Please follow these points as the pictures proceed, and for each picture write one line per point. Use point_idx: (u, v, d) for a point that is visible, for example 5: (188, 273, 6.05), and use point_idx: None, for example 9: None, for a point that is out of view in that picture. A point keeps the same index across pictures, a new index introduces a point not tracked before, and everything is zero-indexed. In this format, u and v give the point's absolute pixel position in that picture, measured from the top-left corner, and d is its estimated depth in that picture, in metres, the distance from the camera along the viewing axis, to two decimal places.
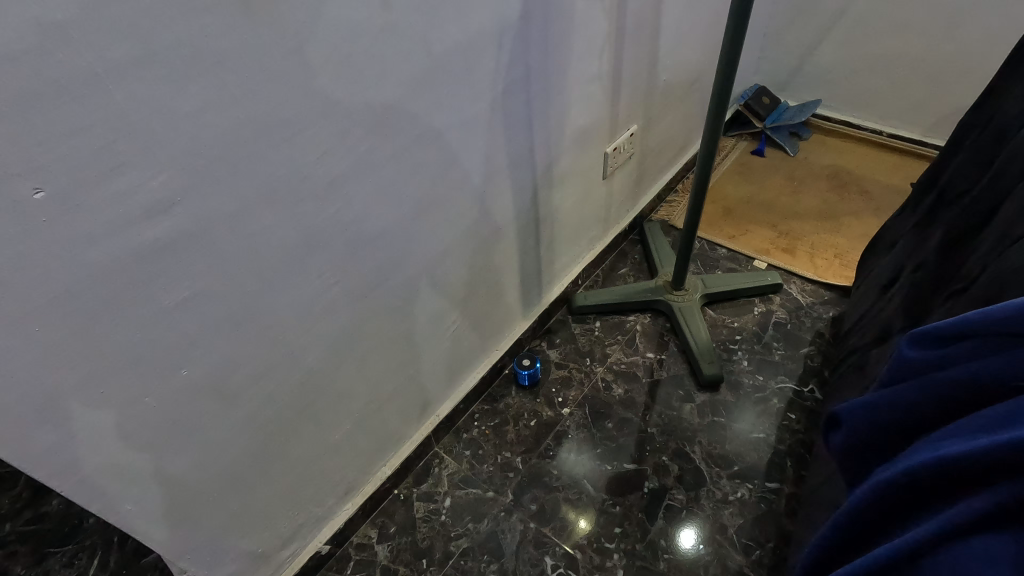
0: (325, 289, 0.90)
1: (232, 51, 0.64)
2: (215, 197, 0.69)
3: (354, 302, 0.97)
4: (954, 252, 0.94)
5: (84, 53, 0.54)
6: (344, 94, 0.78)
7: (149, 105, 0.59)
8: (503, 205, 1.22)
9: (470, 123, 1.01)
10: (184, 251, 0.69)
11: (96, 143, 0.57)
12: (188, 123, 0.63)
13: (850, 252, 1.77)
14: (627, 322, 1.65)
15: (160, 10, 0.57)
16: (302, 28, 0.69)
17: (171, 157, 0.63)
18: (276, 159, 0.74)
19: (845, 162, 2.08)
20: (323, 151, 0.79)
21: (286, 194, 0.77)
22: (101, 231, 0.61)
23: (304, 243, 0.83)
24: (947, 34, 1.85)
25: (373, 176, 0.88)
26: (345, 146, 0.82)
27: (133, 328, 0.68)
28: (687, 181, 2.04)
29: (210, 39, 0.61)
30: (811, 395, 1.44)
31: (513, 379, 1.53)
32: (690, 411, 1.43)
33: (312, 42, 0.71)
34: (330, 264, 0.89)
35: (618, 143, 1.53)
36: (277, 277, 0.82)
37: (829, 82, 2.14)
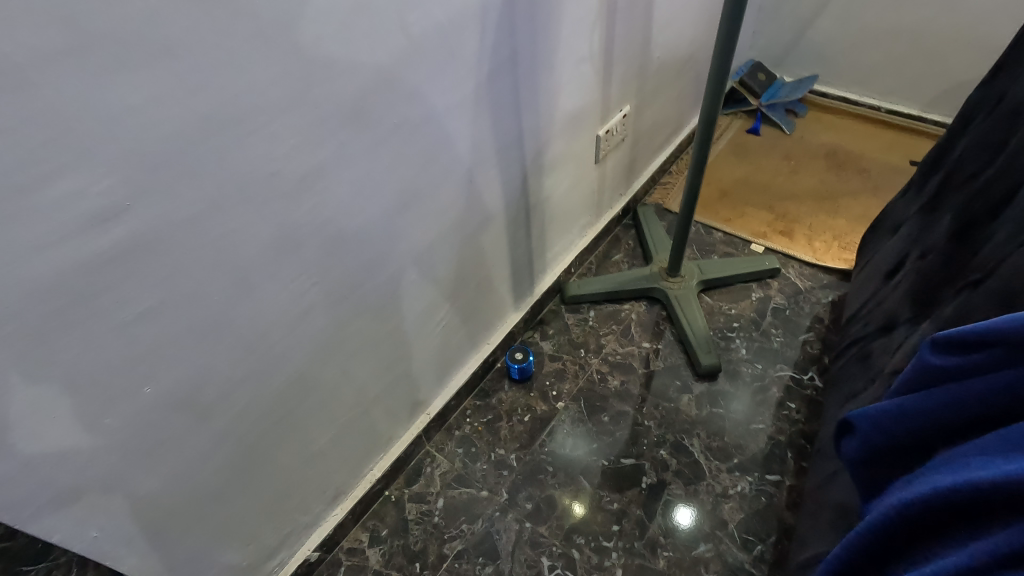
0: (302, 293, 0.84)
1: (181, 38, 0.57)
2: (171, 201, 0.63)
3: (335, 304, 0.91)
4: (965, 240, 0.90)
5: (3, 44, 0.47)
6: (314, 81, 0.71)
7: (88, 100, 0.53)
8: (491, 195, 1.16)
9: (454, 109, 0.95)
10: (142, 261, 0.63)
11: (28, 143, 0.51)
12: (135, 120, 0.57)
13: (849, 234, 1.72)
14: (622, 311, 1.60)
15: None
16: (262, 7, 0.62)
17: (118, 158, 0.57)
18: (240, 157, 0.67)
19: (843, 139, 2.03)
20: (293, 145, 0.73)
21: (255, 193, 0.71)
22: (40, 243, 0.54)
23: (277, 246, 0.77)
24: (949, 5, 1.78)
25: (350, 170, 0.82)
26: (317, 140, 0.75)
27: (89, 346, 0.62)
28: (681, 162, 1.98)
29: (155, 23, 0.54)
30: (811, 383, 1.41)
31: (505, 373, 1.48)
32: (687, 402, 1.39)
33: (275, 25, 0.64)
34: (307, 265, 0.83)
35: (610, 125, 1.46)
36: (249, 283, 0.76)
37: (826, 57, 2.07)
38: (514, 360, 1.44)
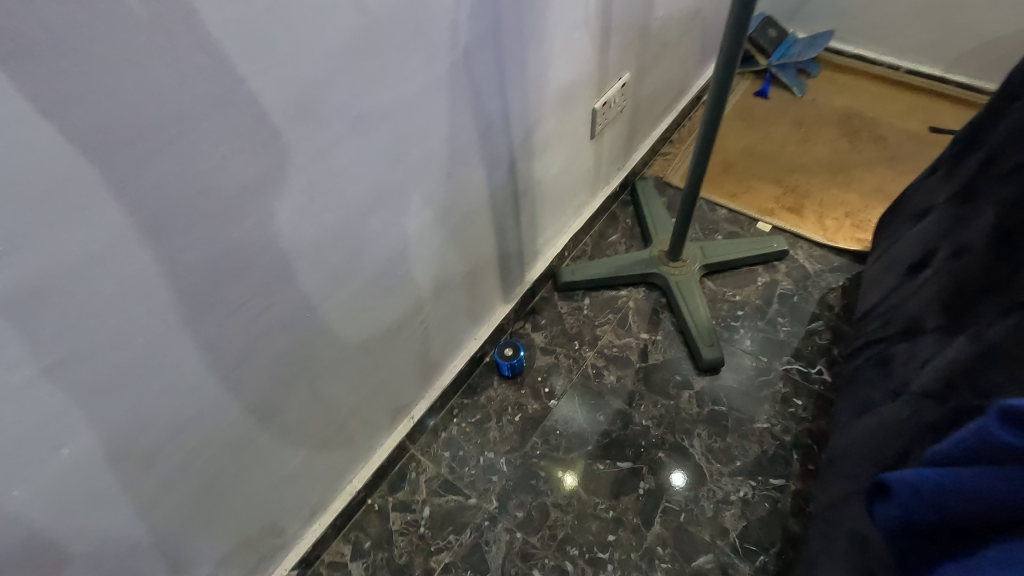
0: (255, 318, 0.73)
1: (48, 34, 0.43)
2: (66, 238, 0.51)
3: (295, 325, 0.80)
4: (1012, 246, 0.79)
5: None
6: (245, 75, 0.57)
7: None
8: (474, 186, 1.03)
9: (426, 95, 0.81)
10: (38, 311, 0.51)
11: None
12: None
13: (862, 211, 1.61)
14: (619, 298, 1.50)
15: None
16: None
17: None
18: (154, 176, 0.55)
19: (858, 103, 1.88)
20: (225, 155, 0.60)
21: (179, 214, 0.58)
22: None
23: (216, 271, 0.65)
24: None
25: (302, 175, 0.69)
26: (256, 145, 0.62)
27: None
28: (683, 130, 1.83)
29: (10, 15, 0.41)
30: (819, 377, 1.32)
31: (494, 369, 1.39)
32: (688, 399, 1.31)
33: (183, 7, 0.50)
34: (256, 287, 0.71)
35: (608, 97, 1.31)
36: (183, 316, 0.64)
37: (843, 10, 1.89)
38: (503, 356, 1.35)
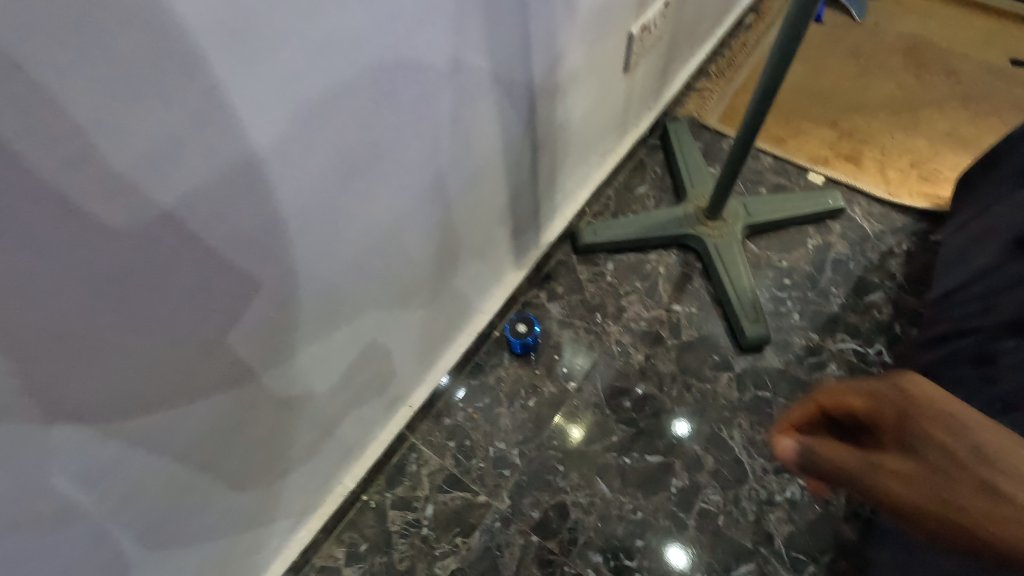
0: (196, 327, 0.54)
1: None
2: None
3: (258, 330, 0.62)
4: None
5: None
6: None
7: None
8: (486, 135, 0.82)
9: (424, 14, 0.58)
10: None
11: None
12: None
13: (931, 161, 1.38)
14: (648, 262, 1.30)
15: None
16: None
17: None
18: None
19: (928, 29, 1.60)
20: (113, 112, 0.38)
21: (50, 198, 0.38)
22: None
23: (129, 276, 0.45)
24: None
25: (247, 130, 0.48)
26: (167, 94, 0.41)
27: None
28: (723, 61, 1.57)
29: None
30: (878, 359, 1.15)
31: (504, 345, 1.21)
32: (727, 383, 1.15)
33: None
34: (194, 289, 0.51)
35: (647, 19, 1.06)
36: (83, 338, 0.45)
37: None
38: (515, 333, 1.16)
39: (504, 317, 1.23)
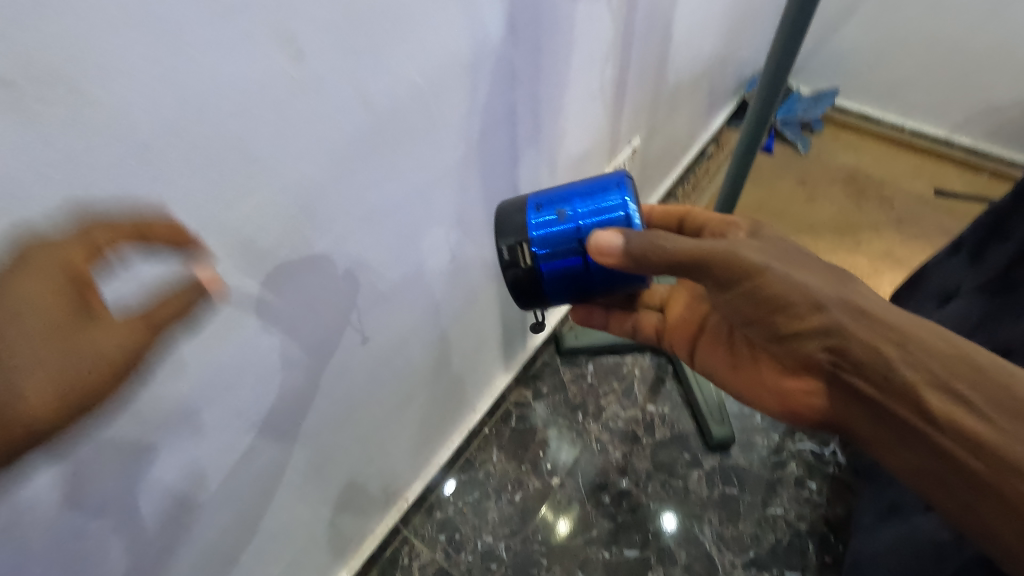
0: (234, 461, 0.68)
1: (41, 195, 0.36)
2: None
3: (286, 446, 0.76)
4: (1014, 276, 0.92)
5: None
6: (240, 196, 0.49)
7: None
8: (481, 265, 0.97)
9: (430, 186, 0.73)
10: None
11: None
12: None
13: (872, 277, 1.56)
14: (623, 365, 1.42)
15: None
16: (107, 45, 0.36)
17: None
18: None
19: (862, 162, 1.86)
20: (191, 315, 0.52)
21: (165, 383, 0.53)
22: None
23: (179, 407, 0.56)
24: (992, 19, 1.59)
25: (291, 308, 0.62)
26: (231, 298, 0.54)
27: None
28: (689, 187, 1.80)
29: (36, 202, 0.37)
30: (834, 459, 1.26)
31: (507, 238, 0.65)
32: (698, 480, 1.25)
33: (144, 83, 0.39)
34: (219, 392, 0.60)
35: (617, 162, 1.26)
36: (100, 461, 0.51)
37: (848, 68, 1.90)
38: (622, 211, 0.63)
39: (551, 203, 0.65)
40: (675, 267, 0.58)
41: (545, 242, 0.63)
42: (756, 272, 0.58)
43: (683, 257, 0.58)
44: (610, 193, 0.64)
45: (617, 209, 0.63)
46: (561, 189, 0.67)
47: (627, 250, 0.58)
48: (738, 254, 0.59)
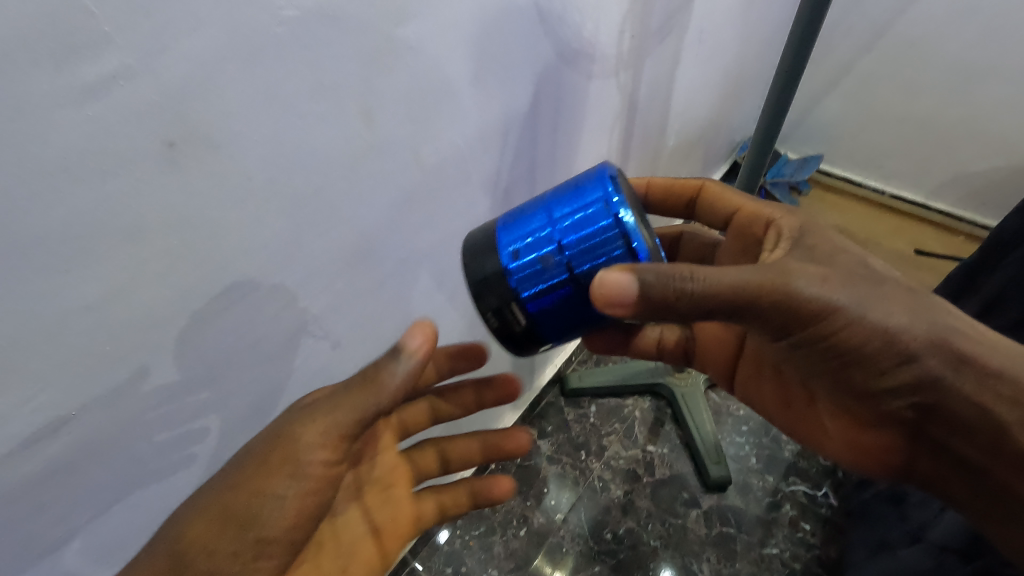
0: None
1: (167, 226, 0.46)
2: (116, 412, 0.51)
3: None
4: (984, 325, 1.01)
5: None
6: (314, 232, 0.59)
7: (77, 326, 0.44)
8: None
9: (461, 231, 0.83)
10: (40, 481, 0.48)
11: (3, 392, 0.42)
12: (89, 336, 0.45)
13: None
14: (624, 407, 1.49)
15: (102, 213, 0.41)
16: (246, 115, 0.46)
17: (72, 387, 0.46)
18: (193, 357, 0.55)
19: (846, 223, 2.00)
20: (260, 333, 0.60)
21: (230, 391, 0.61)
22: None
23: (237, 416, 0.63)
24: (959, 97, 1.76)
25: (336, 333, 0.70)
26: (291, 321, 0.63)
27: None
28: None
29: (164, 234, 0.46)
30: (826, 501, 1.32)
31: (496, 300, 0.61)
32: (695, 520, 1.30)
33: (262, 143, 0.49)
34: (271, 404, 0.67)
35: None
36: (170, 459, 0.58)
37: (831, 136, 2.06)
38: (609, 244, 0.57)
39: (527, 236, 0.60)
40: (718, 308, 0.56)
41: (527, 282, 0.59)
42: (832, 311, 0.60)
43: (731, 294, 0.55)
44: (590, 225, 0.57)
45: (598, 231, 0.57)
46: (535, 214, 0.62)
47: (644, 294, 0.53)
48: (794, 290, 0.58)
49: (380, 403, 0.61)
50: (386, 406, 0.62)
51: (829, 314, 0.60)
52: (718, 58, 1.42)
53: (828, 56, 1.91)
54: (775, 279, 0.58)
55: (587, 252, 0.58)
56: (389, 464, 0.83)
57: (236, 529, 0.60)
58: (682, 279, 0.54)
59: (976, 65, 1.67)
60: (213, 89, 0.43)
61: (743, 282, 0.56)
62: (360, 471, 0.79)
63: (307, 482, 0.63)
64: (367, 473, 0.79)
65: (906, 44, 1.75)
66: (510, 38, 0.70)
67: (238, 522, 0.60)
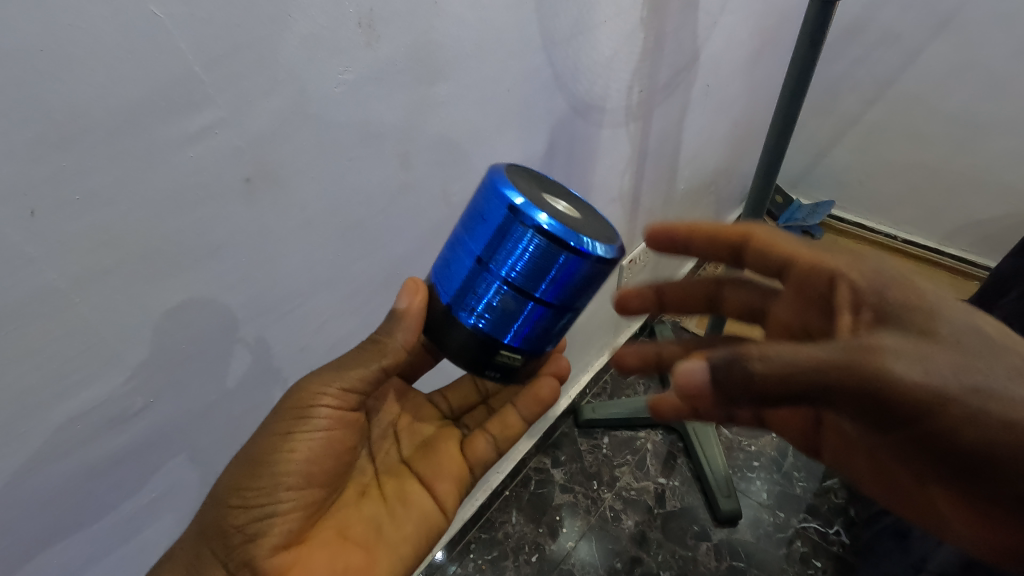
0: None
1: (236, 243, 0.55)
2: (179, 403, 0.59)
3: None
4: None
5: (102, 297, 0.48)
6: (353, 257, 0.68)
7: (163, 326, 0.53)
8: None
9: None
10: (118, 458, 0.57)
11: (100, 379, 0.51)
12: (170, 336, 0.54)
13: None
14: (636, 439, 1.53)
15: (193, 234, 0.51)
16: (306, 157, 0.56)
17: (152, 377, 0.55)
18: (247, 358, 0.64)
19: None
20: (303, 342, 0.69)
21: (272, 393, 0.70)
22: (74, 463, 0.54)
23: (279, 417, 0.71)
24: (964, 147, 1.82)
25: None
26: (329, 333, 0.72)
27: (15, 551, 0.54)
28: None
29: (235, 253, 0.55)
30: (837, 538, 1.33)
31: (474, 363, 0.57)
32: (706, 552, 1.32)
33: (316, 180, 0.59)
34: None
35: (633, 254, 1.46)
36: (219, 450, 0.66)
37: (842, 183, 2.13)
38: (541, 250, 0.51)
39: (468, 291, 0.55)
40: (796, 395, 0.45)
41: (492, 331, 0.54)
42: (968, 423, 0.45)
43: (808, 377, 0.44)
44: (513, 240, 0.51)
45: (524, 249, 0.51)
46: (461, 261, 0.56)
47: (715, 382, 0.46)
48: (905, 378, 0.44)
49: (385, 362, 0.61)
50: (392, 363, 0.62)
51: (952, 425, 0.45)
52: (726, 109, 1.52)
53: (836, 107, 2.00)
54: (861, 361, 0.45)
55: (530, 275, 0.52)
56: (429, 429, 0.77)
57: (263, 463, 0.59)
58: (742, 360, 0.45)
59: (980, 117, 1.75)
60: (284, 137, 0.53)
61: (823, 363, 0.44)
62: (400, 442, 0.75)
63: (320, 421, 0.61)
64: (409, 439, 0.75)
65: (912, 98, 1.84)
66: (529, 94, 0.81)
67: (259, 462, 0.60)
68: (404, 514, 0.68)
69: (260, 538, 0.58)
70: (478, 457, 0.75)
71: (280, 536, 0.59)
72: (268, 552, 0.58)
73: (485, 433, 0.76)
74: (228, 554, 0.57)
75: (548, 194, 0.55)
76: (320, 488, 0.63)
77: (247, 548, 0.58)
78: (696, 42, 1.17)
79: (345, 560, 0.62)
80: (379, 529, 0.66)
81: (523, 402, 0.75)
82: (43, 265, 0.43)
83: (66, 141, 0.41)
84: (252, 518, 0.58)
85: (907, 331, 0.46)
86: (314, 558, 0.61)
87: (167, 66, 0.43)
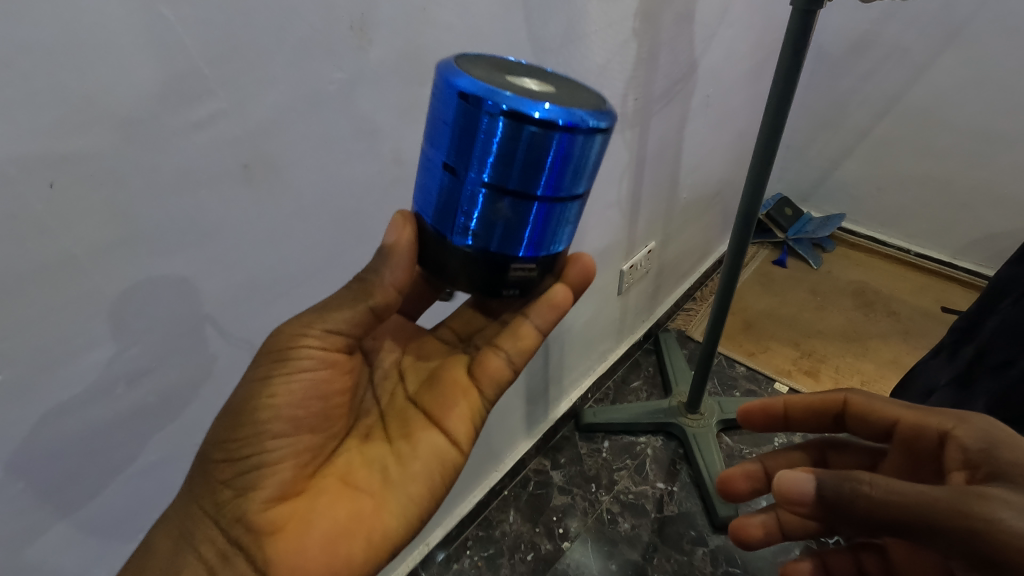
0: None
1: (236, 226, 0.60)
2: (181, 373, 0.64)
3: None
4: (976, 370, 1.04)
5: (113, 266, 0.53)
6: (347, 245, 0.73)
7: (166, 297, 0.58)
8: None
9: None
10: (124, 420, 0.62)
11: (109, 343, 0.56)
12: (173, 307, 0.59)
13: (878, 381, 1.66)
14: (636, 445, 1.54)
15: (195, 214, 0.56)
16: (302, 149, 0.62)
17: (156, 345, 0.60)
18: (245, 335, 0.68)
19: (872, 279, 2.02)
20: None
21: None
22: (82, 421, 0.59)
23: None
24: (976, 161, 1.81)
25: None
26: None
27: (27, 502, 0.58)
28: (707, 290, 1.99)
29: (234, 234, 0.61)
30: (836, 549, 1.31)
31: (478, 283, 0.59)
32: (702, 557, 1.31)
33: (311, 170, 0.64)
34: None
35: (634, 260, 1.48)
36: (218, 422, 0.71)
37: (853, 197, 2.13)
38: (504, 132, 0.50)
39: (454, 209, 0.56)
40: (895, 521, 0.54)
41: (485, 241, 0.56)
42: None
43: (905, 509, 0.53)
44: (476, 132, 0.51)
45: (488, 142, 0.51)
46: (438, 176, 0.57)
47: (822, 492, 0.58)
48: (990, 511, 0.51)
49: (372, 301, 0.63)
50: (381, 304, 0.64)
51: None
52: (729, 121, 1.55)
53: (846, 121, 2.00)
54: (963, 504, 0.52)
55: (502, 166, 0.52)
56: (435, 363, 0.78)
57: (247, 417, 0.61)
58: (853, 480, 0.57)
59: (991, 130, 1.74)
60: (280, 130, 0.59)
61: (925, 496, 0.53)
62: (404, 383, 0.76)
63: (298, 369, 0.63)
64: (415, 379, 0.76)
65: (921, 112, 1.84)
66: None
67: (243, 419, 0.62)
68: (406, 455, 0.69)
69: (251, 492, 0.61)
70: (492, 373, 0.75)
71: (274, 486, 0.62)
72: (259, 505, 0.61)
73: (498, 349, 0.75)
74: (220, 511, 0.61)
75: (510, 77, 0.55)
76: (310, 436, 0.65)
77: (240, 502, 0.61)
78: (692, 54, 1.21)
79: (345, 507, 0.65)
80: (381, 474, 0.68)
81: (535, 311, 0.72)
82: (62, 234, 0.49)
83: (83, 125, 0.46)
84: (241, 471, 0.61)
85: (1012, 486, 0.54)
86: (315, 504, 0.64)
87: (176, 64, 0.49)
